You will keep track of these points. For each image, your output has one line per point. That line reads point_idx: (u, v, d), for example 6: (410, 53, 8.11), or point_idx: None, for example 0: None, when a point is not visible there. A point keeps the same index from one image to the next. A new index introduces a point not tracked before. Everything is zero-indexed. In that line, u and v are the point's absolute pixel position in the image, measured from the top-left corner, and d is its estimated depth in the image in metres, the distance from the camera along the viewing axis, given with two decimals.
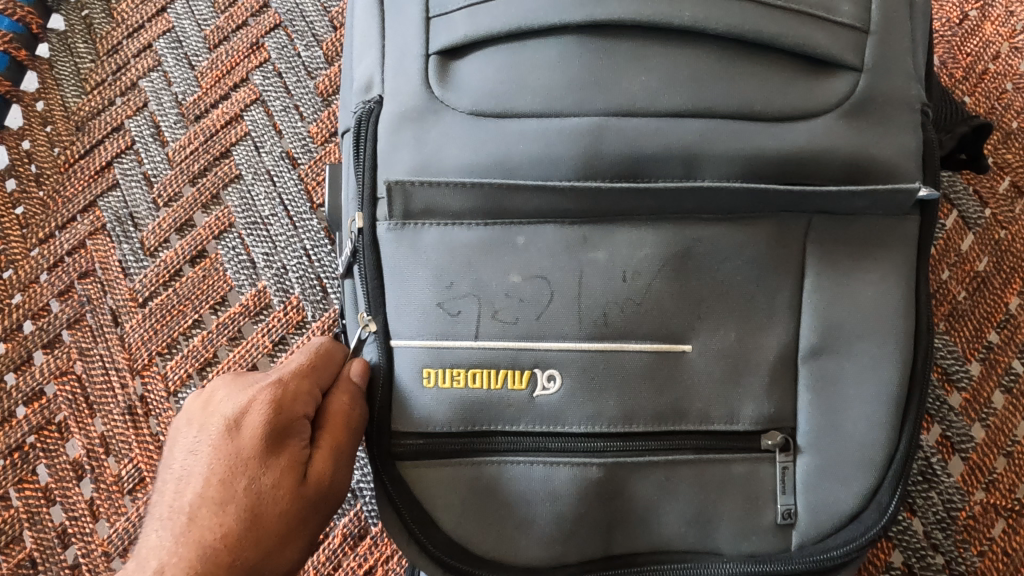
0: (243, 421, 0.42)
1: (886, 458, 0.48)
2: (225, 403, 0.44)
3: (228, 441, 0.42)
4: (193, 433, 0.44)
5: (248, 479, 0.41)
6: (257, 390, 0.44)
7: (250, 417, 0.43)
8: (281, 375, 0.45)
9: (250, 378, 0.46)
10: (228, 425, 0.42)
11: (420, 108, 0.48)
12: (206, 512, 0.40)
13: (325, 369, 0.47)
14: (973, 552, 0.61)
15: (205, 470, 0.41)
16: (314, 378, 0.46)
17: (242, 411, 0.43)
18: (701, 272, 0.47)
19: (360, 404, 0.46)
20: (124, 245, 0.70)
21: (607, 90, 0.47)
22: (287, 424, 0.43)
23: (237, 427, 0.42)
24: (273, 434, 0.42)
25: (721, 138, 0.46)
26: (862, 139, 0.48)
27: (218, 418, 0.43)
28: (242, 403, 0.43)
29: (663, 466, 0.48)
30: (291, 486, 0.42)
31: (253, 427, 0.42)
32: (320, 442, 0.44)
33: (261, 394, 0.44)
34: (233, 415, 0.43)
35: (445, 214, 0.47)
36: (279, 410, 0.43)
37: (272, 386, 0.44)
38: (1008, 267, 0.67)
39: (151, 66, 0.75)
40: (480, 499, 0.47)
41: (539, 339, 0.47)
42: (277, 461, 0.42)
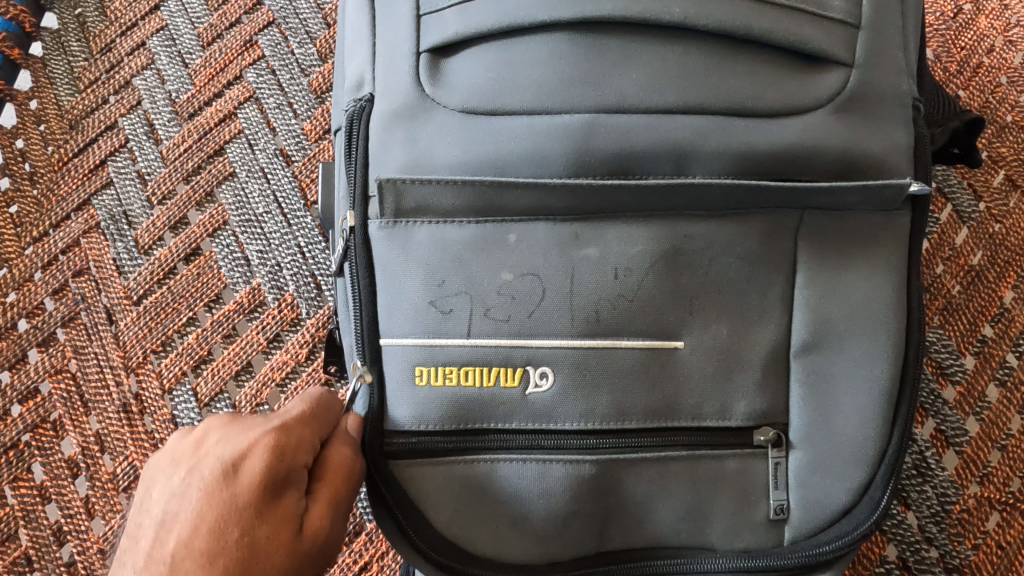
0: (241, 462, 0.39)
1: (877, 454, 0.48)
2: (219, 446, 0.41)
3: (223, 485, 0.38)
4: (180, 474, 0.40)
5: (241, 529, 0.37)
6: (259, 432, 0.41)
7: (251, 458, 0.39)
8: (282, 419, 0.42)
9: (245, 420, 0.43)
10: (224, 466, 0.39)
11: (411, 105, 0.48)
12: (190, 562, 0.36)
13: (323, 418, 0.44)
14: (967, 545, 0.61)
15: (194, 517, 0.38)
16: (314, 427, 0.43)
17: (241, 453, 0.40)
18: (693, 269, 0.47)
19: (359, 458, 0.44)
20: (118, 243, 0.70)
21: (598, 87, 0.47)
22: (287, 471, 0.40)
23: (234, 471, 0.39)
24: (272, 481, 0.39)
25: (712, 135, 0.46)
26: (853, 134, 0.48)
27: (211, 461, 0.40)
28: (239, 446, 0.40)
29: (656, 463, 0.48)
30: (287, 540, 0.38)
31: (253, 473, 0.39)
32: (318, 494, 0.41)
33: (265, 436, 0.41)
34: (230, 457, 0.40)
35: (436, 212, 0.47)
36: (284, 454, 0.40)
37: (272, 431, 0.41)
38: (1002, 261, 0.67)
39: (144, 64, 0.75)
40: (472, 496, 0.47)
41: (531, 336, 0.47)
42: (273, 513, 0.39)
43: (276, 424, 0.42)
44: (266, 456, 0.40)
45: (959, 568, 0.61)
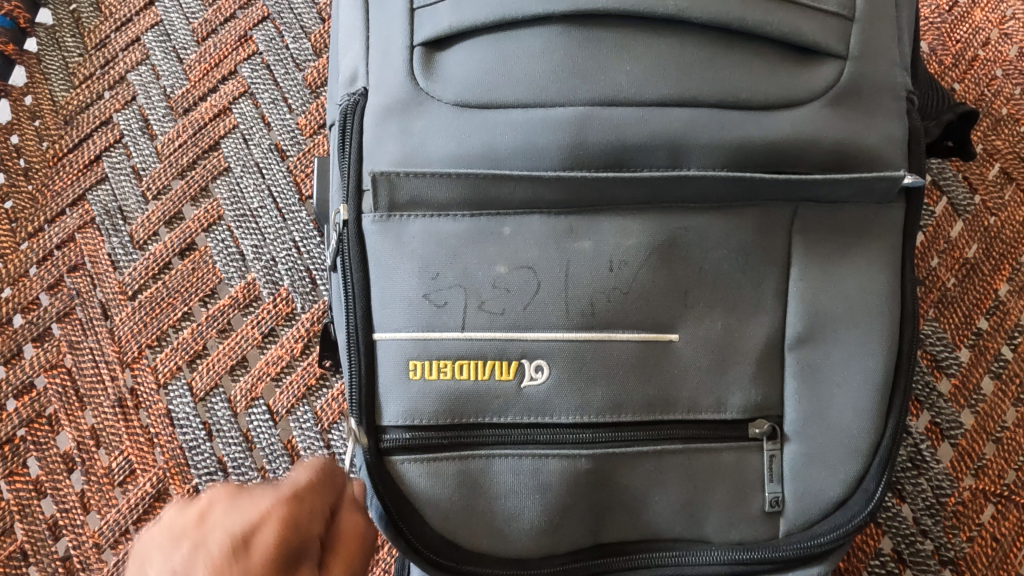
0: (255, 536, 0.36)
1: (872, 445, 0.48)
2: (226, 518, 0.37)
3: (233, 562, 0.35)
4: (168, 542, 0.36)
5: None
6: (268, 505, 0.38)
7: (264, 532, 0.36)
8: (288, 488, 0.39)
9: (250, 489, 0.39)
10: (236, 540, 0.36)
11: (405, 99, 0.48)
12: None
13: (331, 487, 0.41)
14: (962, 538, 0.61)
15: None
16: (324, 495, 0.40)
17: (253, 525, 0.37)
18: (688, 261, 0.47)
19: (364, 536, 0.41)
20: (113, 238, 0.70)
21: (592, 80, 0.47)
22: (298, 551, 0.37)
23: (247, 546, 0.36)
24: (284, 562, 0.36)
25: (707, 127, 0.46)
26: (847, 127, 0.48)
27: (210, 530, 0.36)
28: (246, 516, 0.37)
29: (652, 456, 0.48)
30: None
31: (267, 549, 0.36)
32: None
33: (276, 509, 0.37)
34: (241, 530, 0.36)
35: (430, 206, 0.47)
36: (297, 529, 0.37)
37: (280, 503, 0.38)
38: (997, 254, 0.67)
39: (139, 59, 0.75)
40: (468, 492, 0.47)
41: (526, 329, 0.47)
42: None
43: (286, 493, 0.39)
44: (278, 533, 0.37)
45: (954, 560, 0.61)
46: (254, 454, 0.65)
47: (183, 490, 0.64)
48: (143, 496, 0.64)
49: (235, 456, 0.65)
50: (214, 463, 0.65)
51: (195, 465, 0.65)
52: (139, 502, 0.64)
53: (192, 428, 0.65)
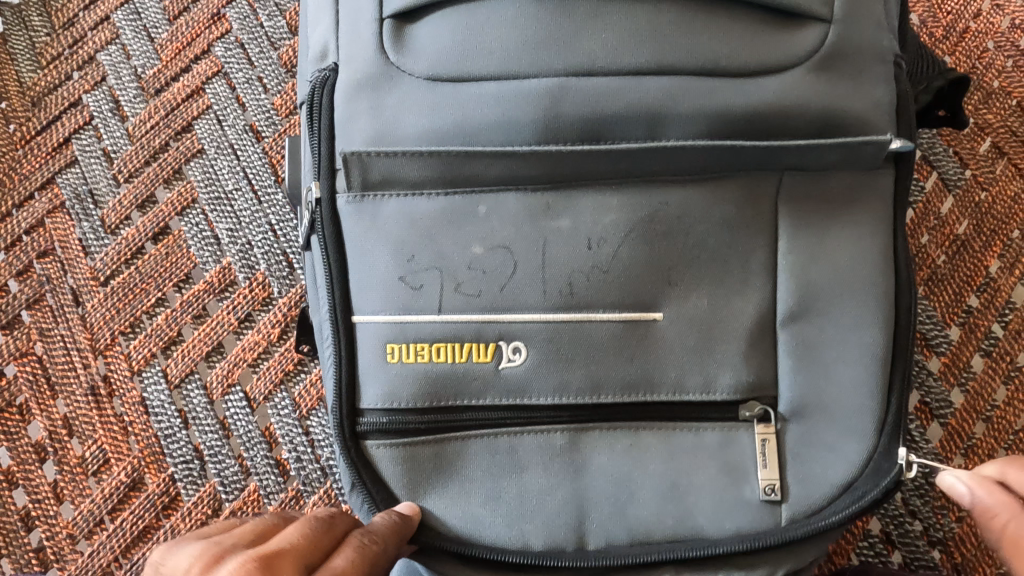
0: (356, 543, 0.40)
1: (875, 421, 0.45)
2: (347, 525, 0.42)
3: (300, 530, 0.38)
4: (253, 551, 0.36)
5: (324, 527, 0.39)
6: (303, 560, 0.36)
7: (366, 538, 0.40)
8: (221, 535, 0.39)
9: (218, 566, 0.35)
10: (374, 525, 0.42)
11: (375, 74, 0.46)
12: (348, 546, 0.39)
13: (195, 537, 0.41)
14: (951, 518, 0.61)
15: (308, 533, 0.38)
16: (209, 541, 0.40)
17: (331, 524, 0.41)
18: (671, 237, 0.46)
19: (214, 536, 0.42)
20: (84, 223, 0.69)
21: (568, 50, 0.45)
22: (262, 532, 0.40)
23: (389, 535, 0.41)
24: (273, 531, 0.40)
25: (685, 96, 0.45)
26: (832, 93, 0.46)
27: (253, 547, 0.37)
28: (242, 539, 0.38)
29: (627, 432, 0.46)
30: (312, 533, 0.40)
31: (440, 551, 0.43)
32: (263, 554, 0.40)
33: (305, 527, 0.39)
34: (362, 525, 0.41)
35: (404, 184, 0.46)
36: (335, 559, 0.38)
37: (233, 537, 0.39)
38: (989, 229, 0.66)
39: (108, 39, 0.73)
40: (443, 476, 0.46)
41: (503, 311, 0.45)
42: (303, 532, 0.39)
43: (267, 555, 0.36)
44: (352, 557, 0.38)
45: (943, 540, 0.60)
46: (231, 442, 0.64)
47: (159, 479, 0.63)
48: (118, 486, 0.63)
49: (212, 444, 0.64)
50: (190, 451, 0.64)
51: (171, 454, 0.64)
52: (114, 491, 0.63)
53: (168, 416, 0.64)
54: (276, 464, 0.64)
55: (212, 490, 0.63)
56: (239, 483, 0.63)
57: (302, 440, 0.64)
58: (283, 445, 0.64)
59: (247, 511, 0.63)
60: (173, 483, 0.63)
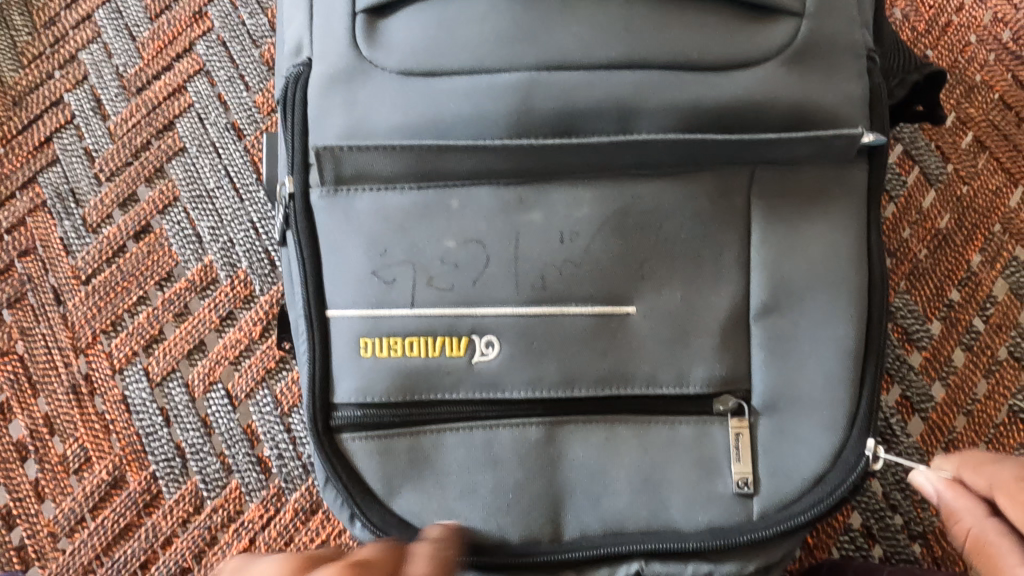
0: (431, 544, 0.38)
1: (847, 416, 0.46)
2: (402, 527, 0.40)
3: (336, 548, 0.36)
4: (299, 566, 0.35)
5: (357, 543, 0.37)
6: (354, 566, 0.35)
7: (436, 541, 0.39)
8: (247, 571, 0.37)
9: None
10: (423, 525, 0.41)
11: (347, 69, 0.47)
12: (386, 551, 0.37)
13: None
14: (931, 512, 0.61)
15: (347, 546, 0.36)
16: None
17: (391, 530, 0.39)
18: (643, 231, 0.46)
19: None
20: (65, 222, 0.69)
21: (538, 44, 0.45)
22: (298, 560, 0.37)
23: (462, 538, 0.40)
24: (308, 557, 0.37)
25: (656, 89, 0.45)
26: (804, 85, 0.46)
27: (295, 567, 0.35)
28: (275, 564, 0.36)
29: (603, 427, 0.46)
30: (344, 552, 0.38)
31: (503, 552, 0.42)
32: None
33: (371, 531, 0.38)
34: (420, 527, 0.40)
35: (376, 178, 0.46)
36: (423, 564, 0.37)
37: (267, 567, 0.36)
38: (970, 224, 0.66)
39: (90, 38, 0.73)
40: (418, 470, 0.46)
41: (475, 305, 0.45)
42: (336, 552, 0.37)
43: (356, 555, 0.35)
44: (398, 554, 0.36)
45: (923, 534, 0.61)
46: (213, 439, 0.65)
47: (140, 477, 0.64)
48: (99, 484, 0.64)
49: (194, 442, 0.65)
50: (171, 449, 0.64)
51: (152, 452, 0.64)
52: (95, 489, 0.64)
53: (149, 415, 0.65)
54: (257, 461, 0.65)
55: (194, 487, 0.64)
56: (221, 480, 0.64)
57: (284, 438, 0.65)
58: (264, 442, 0.65)
59: (229, 509, 0.63)
60: (155, 481, 0.64)
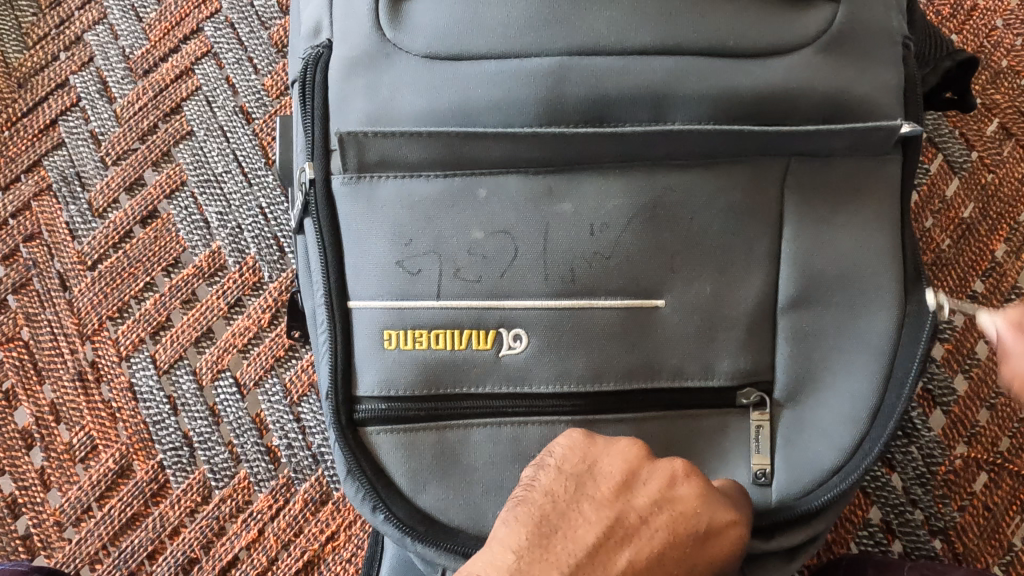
0: (629, 498, 0.35)
1: (871, 407, 0.45)
2: (605, 454, 0.37)
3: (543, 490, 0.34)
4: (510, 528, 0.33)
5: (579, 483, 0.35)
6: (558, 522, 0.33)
7: (647, 482, 0.36)
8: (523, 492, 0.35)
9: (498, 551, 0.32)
10: (640, 454, 0.37)
11: (371, 52, 0.45)
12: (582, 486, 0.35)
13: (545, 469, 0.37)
14: (953, 507, 0.60)
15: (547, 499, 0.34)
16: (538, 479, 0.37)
17: (595, 474, 0.36)
18: (675, 222, 0.44)
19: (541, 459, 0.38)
20: (71, 207, 0.67)
21: (568, 28, 0.44)
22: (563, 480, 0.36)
23: (686, 476, 0.36)
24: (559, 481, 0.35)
25: (691, 77, 0.43)
26: (840, 73, 0.45)
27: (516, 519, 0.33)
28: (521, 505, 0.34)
29: (633, 425, 0.45)
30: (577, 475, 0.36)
31: (742, 503, 0.38)
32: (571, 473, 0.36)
33: (559, 487, 0.35)
34: (631, 463, 0.36)
35: (401, 165, 0.44)
36: (618, 540, 0.33)
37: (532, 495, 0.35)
38: (995, 214, 0.65)
39: (96, 19, 0.71)
40: (445, 466, 0.45)
41: (504, 298, 0.44)
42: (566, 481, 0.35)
43: (533, 524, 0.33)
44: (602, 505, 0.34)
45: (945, 530, 0.60)
46: (221, 428, 0.64)
47: (147, 466, 0.63)
48: (106, 473, 0.63)
49: (202, 431, 0.64)
50: (179, 438, 0.63)
51: (160, 440, 0.63)
52: (102, 478, 0.63)
53: (156, 403, 0.64)
54: (266, 451, 0.64)
55: (202, 477, 0.63)
56: (229, 470, 0.63)
57: (293, 427, 0.64)
58: (273, 432, 0.64)
59: (237, 499, 0.62)
60: (162, 470, 0.63)
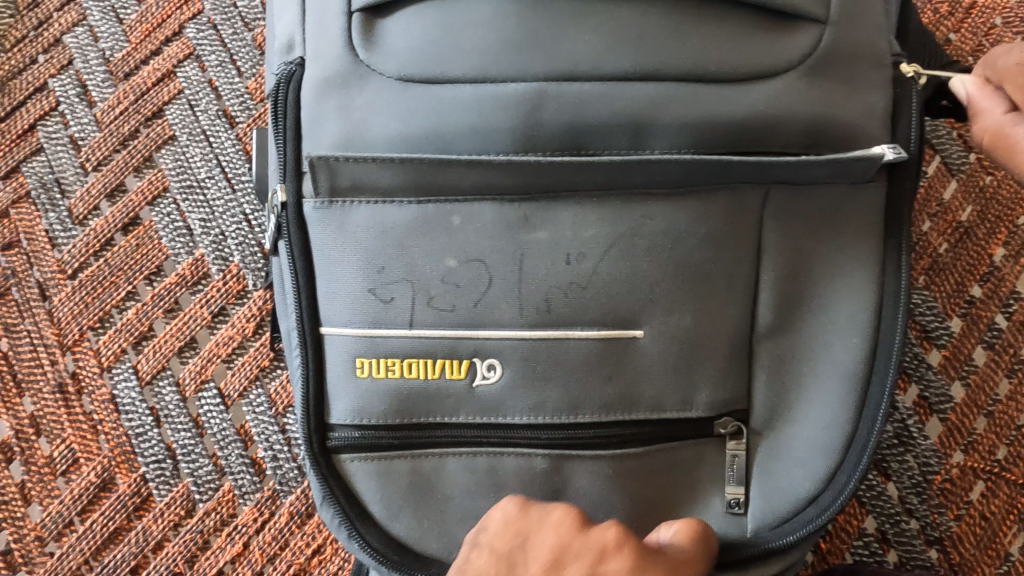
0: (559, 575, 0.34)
1: (846, 438, 0.44)
2: (540, 524, 0.36)
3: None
4: None
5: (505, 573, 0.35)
6: None
7: (580, 555, 0.35)
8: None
9: None
10: (574, 524, 0.36)
11: (344, 74, 0.44)
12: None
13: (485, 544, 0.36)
14: (949, 517, 0.59)
15: None
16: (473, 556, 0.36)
17: (528, 548, 0.35)
18: (654, 252, 0.43)
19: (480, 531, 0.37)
20: (50, 214, 0.66)
21: (545, 51, 0.42)
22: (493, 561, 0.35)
23: (617, 548, 0.35)
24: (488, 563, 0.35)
25: (670, 104, 0.42)
26: (824, 97, 0.43)
27: None
28: None
29: (610, 459, 0.44)
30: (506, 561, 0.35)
31: (698, 559, 0.37)
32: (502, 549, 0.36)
33: (491, 568, 0.35)
34: (563, 536, 0.35)
35: (374, 191, 0.43)
36: None
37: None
38: (993, 217, 0.63)
39: (75, 20, 0.70)
40: (419, 496, 0.44)
41: (478, 327, 0.43)
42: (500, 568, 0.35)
43: None
44: None
45: (940, 540, 0.58)
46: (205, 440, 0.63)
47: (130, 479, 0.62)
48: (88, 486, 0.62)
49: (186, 443, 0.63)
50: (162, 450, 0.63)
51: (142, 453, 0.62)
52: (84, 492, 0.62)
53: (138, 415, 0.63)
54: (251, 463, 0.63)
55: (186, 490, 0.62)
56: (213, 483, 0.62)
57: (278, 438, 0.63)
58: (258, 443, 0.63)
59: (222, 512, 0.62)
60: (145, 484, 0.62)
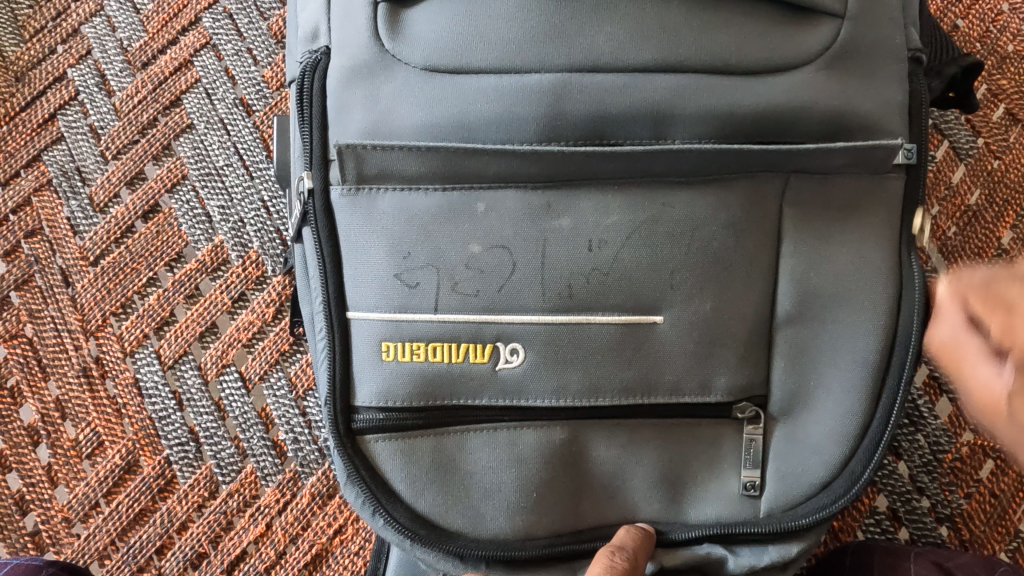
0: None
1: (861, 428, 0.46)
2: None
3: None
4: None
5: None
6: None
7: None
8: None
9: None
10: None
11: (369, 63, 0.45)
12: None
13: None
14: (960, 494, 0.60)
15: None
16: None
17: None
18: (674, 240, 0.44)
19: None
20: (72, 202, 0.67)
21: (569, 45, 0.43)
22: None
23: None
24: None
25: (692, 96, 0.43)
26: (842, 91, 0.45)
27: None
28: None
29: (625, 428, 0.47)
30: None
31: None
32: None
33: None
34: None
35: (400, 178, 0.44)
36: None
37: None
38: (1001, 200, 0.64)
39: (93, 11, 0.71)
40: (442, 472, 0.45)
41: (502, 312, 0.44)
42: None
43: None
44: None
45: (950, 517, 0.60)
46: (227, 423, 0.64)
47: (154, 462, 0.63)
48: (113, 468, 0.63)
49: (208, 426, 0.64)
50: (185, 433, 0.64)
51: (165, 436, 0.64)
52: (109, 474, 0.63)
53: (161, 399, 0.64)
54: (272, 445, 0.64)
55: (209, 472, 0.63)
56: (236, 465, 0.63)
57: (299, 422, 0.64)
58: (279, 426, 0.64)
59: (245, 494, 0.63)
60: (169, 465, 0.63)
